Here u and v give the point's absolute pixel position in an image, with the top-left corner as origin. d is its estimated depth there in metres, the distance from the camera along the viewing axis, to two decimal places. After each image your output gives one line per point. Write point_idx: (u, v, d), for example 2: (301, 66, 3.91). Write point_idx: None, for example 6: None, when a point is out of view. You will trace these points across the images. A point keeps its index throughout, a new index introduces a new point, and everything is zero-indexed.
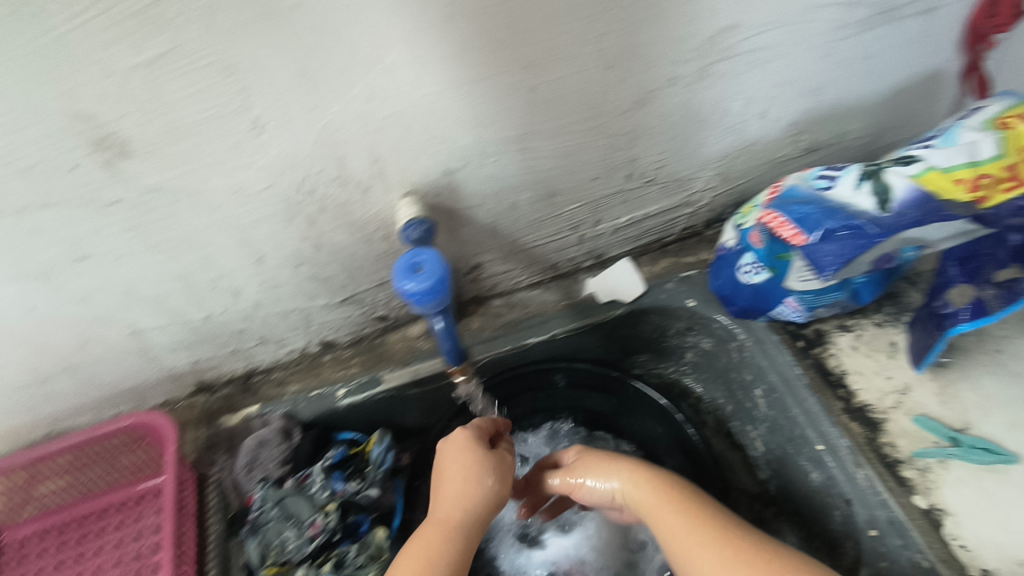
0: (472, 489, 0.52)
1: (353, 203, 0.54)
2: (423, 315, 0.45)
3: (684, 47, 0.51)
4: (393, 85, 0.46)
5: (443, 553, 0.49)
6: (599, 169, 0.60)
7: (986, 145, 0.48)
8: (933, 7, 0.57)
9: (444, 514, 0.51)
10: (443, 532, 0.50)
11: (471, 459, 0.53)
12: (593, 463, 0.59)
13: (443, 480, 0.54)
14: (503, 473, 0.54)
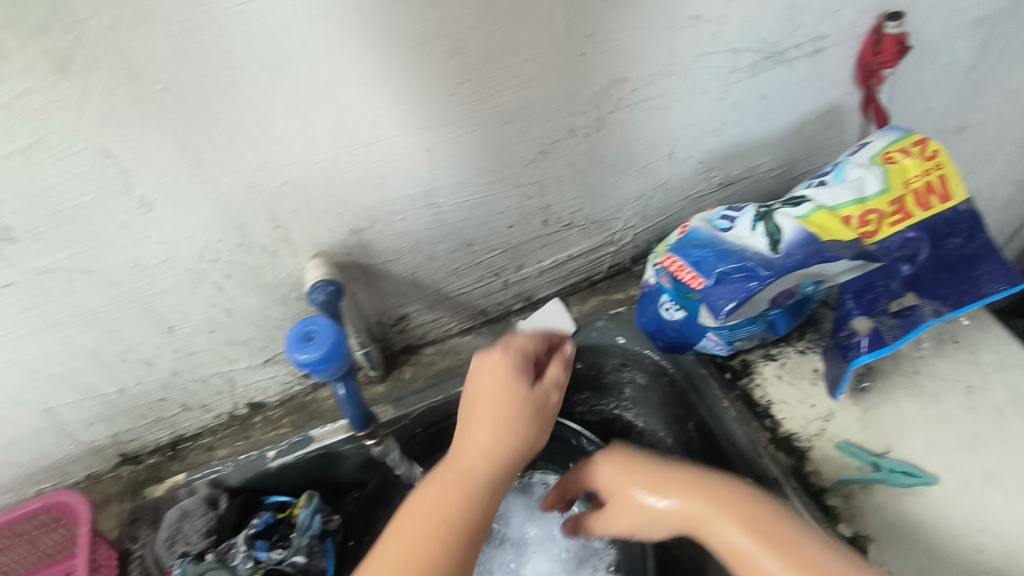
0: (500, 438, 0.46)
1: (261, 268, 0.53)
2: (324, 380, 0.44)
3: (578, 99, 0.53)
4: (285, 154, 0.46)
5: (446, 527, 0.42)
6: (513, 217, 0.61)
7: (869, 184, 0.51)
8: (819, 47, 0.59)
9: (467, 459, 0.46)
10: (458, 491, 0.44)
11: (504, 403, 0.48)
12: (626, 461, 0.52)
13: (473, 412, 0.48)
14: (541, 413, 0.49)
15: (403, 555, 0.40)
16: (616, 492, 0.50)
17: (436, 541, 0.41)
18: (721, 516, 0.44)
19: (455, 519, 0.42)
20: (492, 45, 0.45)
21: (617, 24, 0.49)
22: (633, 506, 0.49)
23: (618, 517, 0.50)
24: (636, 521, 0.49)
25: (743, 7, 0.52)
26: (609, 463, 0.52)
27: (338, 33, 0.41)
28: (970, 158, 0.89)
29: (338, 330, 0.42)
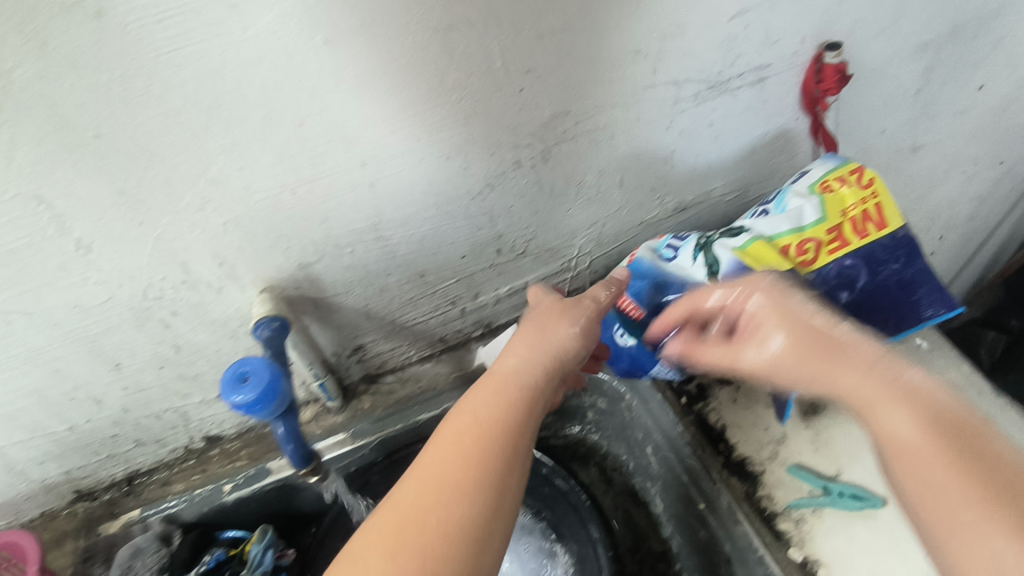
0: (541, 351, 0.51)
1: (208, 303, 0.53)
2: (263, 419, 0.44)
3: (521, 132, 0.53)
4: (224, 193, 0.46)
5: (495, 419, 0.45)
6: (465, 247, 0.61)
7: (807, 213, 0.54)
8: (762, 77, 0.60)
9: (512, 369, 0.50)
10: (504, 391, 0.47)
11: (554, 319, 0.54)
12: (806, 326, 0.46)
13: (525, 327, 0.54)
14: (587, 335, 0.54)
15: (450, 441, 0.43)
16: (766, 318, 0.48)
17: (479, 430, 0.43)
18: (899, 404, 0.40)
19: (503, 414, 0.45)
20: (427, 83, 0.46)
21: (553, 60, 0.49)
22: (823, 366, 0.44)
23: (751, 341, 0.48)
24: (822, 359, 0.44)
25: (680, 41, 0.53)
26: (799, 327, 0.46)
27: (268, 77, 0.41)
28: (925, 175, 0.90)
29: (273, 369, 0.43)
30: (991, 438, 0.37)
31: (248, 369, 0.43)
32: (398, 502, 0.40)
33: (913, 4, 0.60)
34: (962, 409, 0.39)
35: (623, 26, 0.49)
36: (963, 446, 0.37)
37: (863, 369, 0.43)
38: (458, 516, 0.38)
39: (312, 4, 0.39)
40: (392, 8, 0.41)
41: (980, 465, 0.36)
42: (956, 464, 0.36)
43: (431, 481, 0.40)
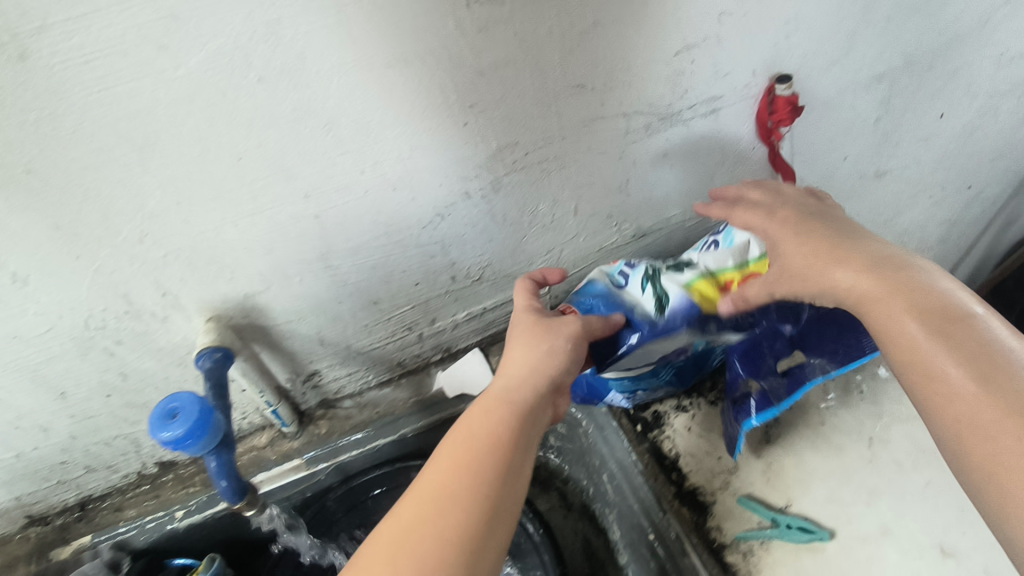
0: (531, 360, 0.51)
1: (154, 332, 0.53)
2: (195, 454, 0.43)
3: (468, 164, 0.53)
4: (163, 226, 0.46)
5: (489, 432, 0.46)
6: (418, 275, 0.61)
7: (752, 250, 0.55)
8: (714, 108, 0.60)
9: (503, 383, 0.50)
10: (496, 403, 0.48)
11: (541, 331, 0.53)
12: (812, 234, 0.50)
13: (515, 340, 0.53)
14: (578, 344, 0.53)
15: (446, 460, 0.44)
16: (782, 243, 0.51)
17: (471, 448, 0.45)
18: (895, 300, 0.43)
19: (491, 428, 0.46)
20: (367, 118, 0.46)
21: (497, 95, 0.49)
22: (823, 267, 0.47)
23: (779, 281, 0.50)
24: (813, 272, 0.48)
25: (626, 75, 0.53)
26: (808, 236, 0.50)
27: (201, 114, 0.41)
28: (891, 200, 0.90)
29: (201, 404, 0.43)
30: (981, 324, 0.41)
31: (176, 406, 0.43)
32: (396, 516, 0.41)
33: (864, 35, 0.61)
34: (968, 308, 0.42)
35: (567, 62, 0.50)
36: (956, 336, 0.40)
37: (855, 273, 0.46)
38: (455, 530, 0.40)
39: (242, 43, 0.38)
40: (326, 47, 0.41)
41: (974, 352, 0.39)
42: (954, 355, 0.40)
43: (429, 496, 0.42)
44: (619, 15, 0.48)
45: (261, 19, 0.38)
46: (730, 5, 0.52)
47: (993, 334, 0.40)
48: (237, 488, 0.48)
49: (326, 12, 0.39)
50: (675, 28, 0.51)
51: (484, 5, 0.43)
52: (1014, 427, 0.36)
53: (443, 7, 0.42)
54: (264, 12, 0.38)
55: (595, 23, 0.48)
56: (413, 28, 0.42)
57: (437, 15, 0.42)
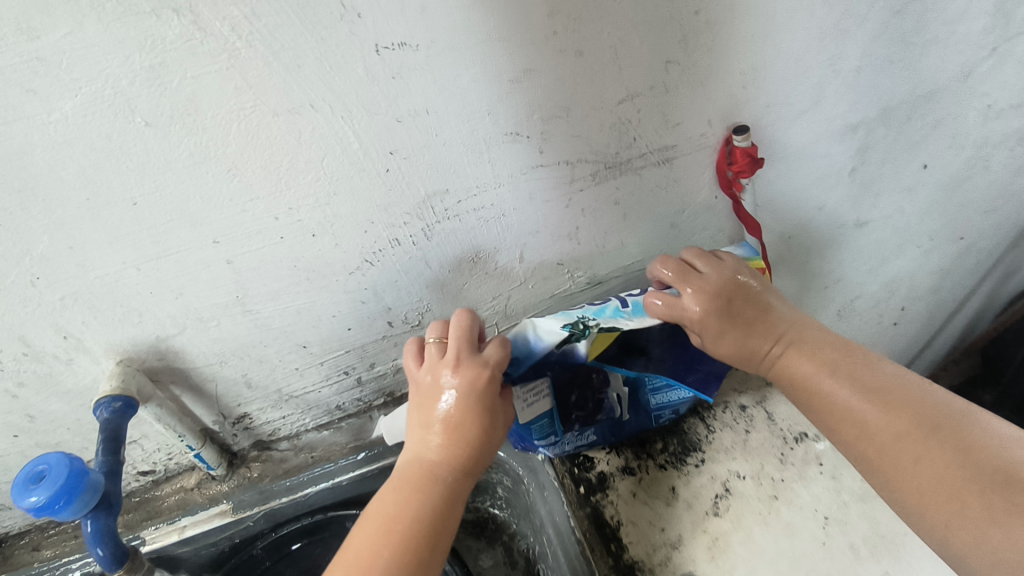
0: (443, 454, 0.47)
1: (59, 374, 0.51)
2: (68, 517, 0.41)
3: (395, 211, 0.51)
4: (58, 270, 0.44)
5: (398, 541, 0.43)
6: (351, 320, 0.59)
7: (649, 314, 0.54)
8: (668, 157, 0.57)
9: (411, 475, 0.47)
10: (405, 498, 0.46)
11: (464, 422, 0.47)
12: (734, 314, 0.53)
13: (426, 423, 0.49)
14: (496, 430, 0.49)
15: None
16: (720, 334, 0.53)
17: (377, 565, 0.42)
18: (805, 360, 0.51)
19: (400, 538, 0.43)
20: (275, 163, 0.43)
21: (419, 142, 0.46)
22: (746, 338, 0.53)
23: (728, 346, 0.53)
24: (749, 352, 0.53)
25: (565, 123, 0.50)
26: (732, 320, 0.53)
27: (86, 158, 0.38)
28: (876, 252, 0.84)
29: (68, 464, 0.40)
30: (867, 361, 0.50)
31: (42, 467, 0.41)
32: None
33: (831, 85, 0.57)
34: (846, 351, 0.51)
35: (496, 110, 0.47)
36: (853, 376, 0.49)
37: (773, 345, 0.53)
38: None
39: (123, 88, 0.36)
40: (220, 92, 0.38)
41: (870, 386, 0.48)
42: (857, 391, 0.48)
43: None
44: (552, 64, 0.45)
45: (142, 63, 0.35)
46: (677, 54, 0.49)
47: (880, 370, 0.49)
48: (116, 556, 0.46)
49: (215, 56, 0.36)
50: (617, 77, 0.48)
51: (396, 52, 0.40)
52: (914, 447, 0.44)
53: (349, 53, 0.39)
54: (145, 56, 0.35)
55: (526, 72, 0.45)
56: (318, 75, 0.40)
57: (343, 61, 0.39)
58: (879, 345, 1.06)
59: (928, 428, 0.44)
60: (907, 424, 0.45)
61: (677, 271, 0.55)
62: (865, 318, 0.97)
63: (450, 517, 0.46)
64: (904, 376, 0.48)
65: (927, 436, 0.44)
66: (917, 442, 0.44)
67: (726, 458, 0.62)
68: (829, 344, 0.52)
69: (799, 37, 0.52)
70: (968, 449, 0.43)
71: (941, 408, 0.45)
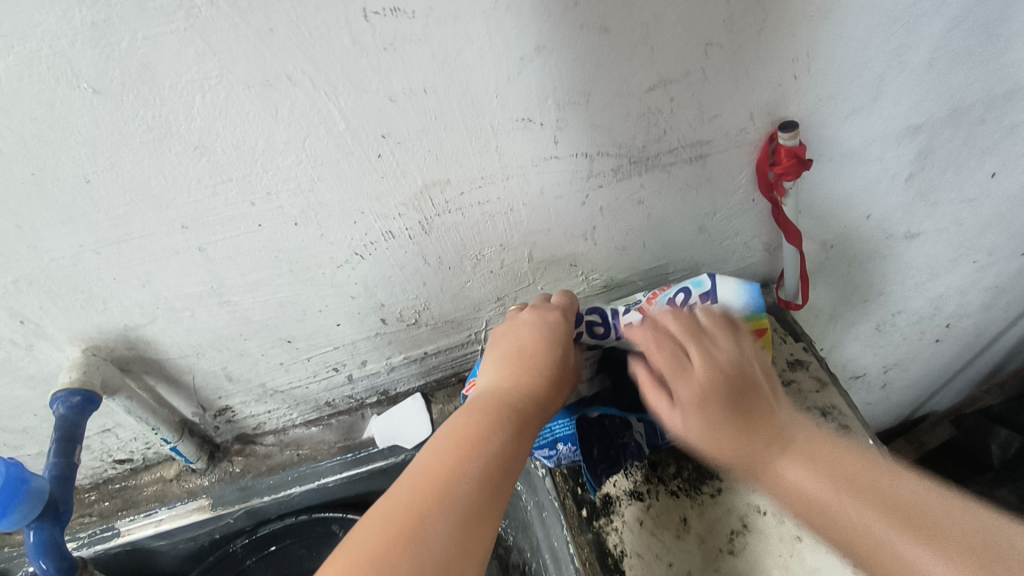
0: (527, 387, 0.47)
1: (19, 359, 0.47)
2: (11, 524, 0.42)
3: (387, 202, 0.45)
4: (6, 252, 0.39)
5: (471, 473, 0.40)
6: (340, 315, 0.54)
7: None
8: (701, 153, 0.51)
9: (488, 405, 0.45)
10: (483, 426, 0.43)
11: (541, 364, 0.48)
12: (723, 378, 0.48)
13: (498, 359, 0.49)
14: (571, 379, 0.50)
15: (416, 504, 0.38)
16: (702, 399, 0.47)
17: (449, 494, 0.39)
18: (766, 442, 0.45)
19: (480, 444, 0.42)
20: (248, 144, 0.38)
21: (416, 126, 0.41)
22: (711, 421, 0.46)
23: (692, 421, 0.47)
24: (717, 441, 0.46)
25: (585, 111, 0.44)
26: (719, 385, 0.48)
27: (27, 128, 0.34)
28: (925, 266, 0.75)
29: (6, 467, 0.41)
30: (851, 454, 0.44)
31: None
32: (364, 539, 0.37)
33: (896, 79, 0.49)
34: (826, 443, 0.45)
35: (504, 93, 0.41)
36: (839, 476, 0.43)
37: (750, 429, 0.46)
38: (443, 534, 0.37)
39: (64, 48, 0.31)
40: (179, 59, 0.33)
41: (839, 473, 0.43)
42: (847, 494, 0.41)
43: (415, 515, 0.38)
44: (571, 40, 0.39)
45: (83, 20, 0.30)
46: (719, 35, 0.42)
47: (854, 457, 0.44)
48: (63, 569, 0.46)
49: (171, 15, 0.31)
50: (647, 60, 0.42)
51: (387, 18, 0.34)
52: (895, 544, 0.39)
53: (331, 19, 0.33)
54: (86, 11, 0.30)
55: (540, 48, 0.39)
56: (294, 42, 0.34)
57: (324, 28, 0.34)
58: (916, 362, 0.98)
59: (936, 534, 0.38)
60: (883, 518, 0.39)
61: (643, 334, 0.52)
62: (906, 334, 0.89)
63: (521, 461, 0.44)
64: (896, 471, 0.42)
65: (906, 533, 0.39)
66: (925, 552, 0.37)
67: (747, 489, 0.56)
68: (812, 436, 0.46)
69: (865, 22, 0.44)
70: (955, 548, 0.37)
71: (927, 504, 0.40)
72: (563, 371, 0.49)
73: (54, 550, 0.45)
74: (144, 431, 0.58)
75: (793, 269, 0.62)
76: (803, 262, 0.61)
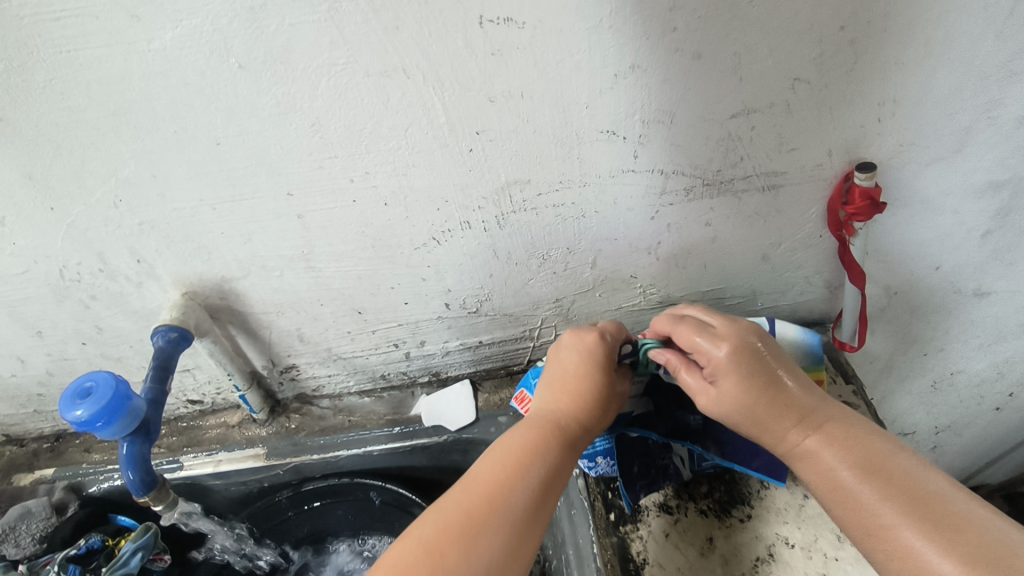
0: (574, 409, 0.49)
1: (128, 294, 0.53)
2: (111, 434, 0.47)
3: (471, 193, 0.49)
4: (139, 197, 0.45)
5: (519, 481, 0.43)
6: (408, 295, 0.58)
7: None
8: (775, 184, 0.52)
9: (534, 423, 0.48)
10: (530, 441, 0.46)
11: (586, 388, 0.50)
12: (743, 350, 0.48)
13: (544, 383, 0.52)
14: (616, 402, 0.52)
15: (467, 506, 0.41)
16: (714, 340, 0.49)
17: (499, 503, 0.41)
18: (784, 418, 0.46)
19: (526, 458, 0.45)
20: (358, 126, 0.42)
21: (509, 126, 0.44)
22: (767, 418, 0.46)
23: (722, 383, 0.47)
24: (761, 415, 0.46)
25: (666, 130, 0.46)
26: (731, 352, 0.47)
27: (178, 92, 0.39)
28: (992, 328, 0.73)
29: (114, 386, 0.46)
30: (859, 460, 0.43)
31: (89, 383, 0.46)
32: (420, 535, 0.40)
33: (983, 133, 0.50)
34: (862, 468, 0.42)
35: (594, 105, 0.44)
36: (837, 449, 0.44)
37: (804, 436, 0.45)
38: (492, 540, 0.40)
39: (222, 25, 0.36)
40: (314, 44, 0.37)
41: (849, 461, 0.43)
42: (863, 489, 0.42)
43: (467, 517, 0.41)
44: (664, 63, 0.41)
45: (243, 3, 0.35)
46: (808, 72, 0.43)
47: (869, 435, 0.44)
48: (145, 481, 0.51)
49: (315, 6, 0.35)
50: (732, 89, 0.44)
51: (499, 26, 0.38)
52: (897, 533, 0.39)
53: (451, 22, 0.37)
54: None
55: (633, 68, 0.41)
56: (415, 40, 0.38)
57: (442, 30, 0.37)
58: (971, 427, 0.95)
59: (864, 478, 0.42)
60: (888, 501, 0.40)
61: (696, 383, 0.49)
62: (962, 395, 0.86)
63: (564, 477, 0.46)
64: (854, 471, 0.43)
65: (910, 531, 0.39)
66: (865, 476, 0.42)
67: (777, 519, 0.57)
68: (801, 398, 0.46)
69: (956, 75, 0.45)
70: (964, 540, 0.37)
71: (938, 491, 0.40)
72: (608, 396, 0.51)
73: (138, 467, 0.50)
74: (219, 377, 0.64)
75: (852, 310, 0.62)
76: (863, 305, 0.61)
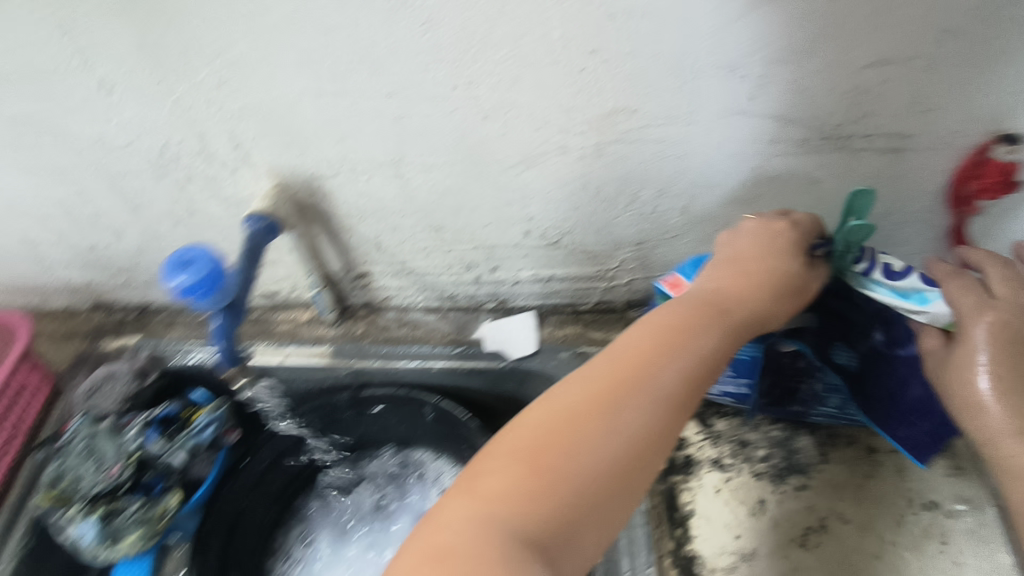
0: (743, 296, 0.44)
1: (221, 180, 0.54)
2: (209, 305, 0.50)
3: (573, 117, 0.47)
4: (244, 80, 0.45)
5: (673, 365, 0.40)
6: (489, 218, 0.57)
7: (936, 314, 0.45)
8: (898, 147, 0.48)
9: (698, 303, 0.44)
10: (688, 322, 0.42)
11: (761, 276, 0.45)
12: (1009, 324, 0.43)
13: (711, 266, 0.47)
14: (800, 295, 0.45)
15: (613, 379, 0.39)
16: (980, 305, 0.43)
17: (645, 382, 0.39)
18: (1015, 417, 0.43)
19: (682, 340, 0.41)
20: (471, 28, 0.41)
21: (626, 47, 0.42)
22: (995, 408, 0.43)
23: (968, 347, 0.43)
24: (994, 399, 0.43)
25: (794, 71, 0.43)
26: (996, 322, 0.43)
27: None
28: None
29: (213, 262, 0.47)
30: None
31: (190, 254, 0.47)
32: (562, 400, 0.39)
33: None
34: None
35: (719, 32, 0.41)
36: None
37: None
38: (637, 417, 0.38)
39: None
40: None
41: None
42: None
43: (612, 390, 0.39)
44: None
45: None
46: (963, 20, 0.39)
47: None
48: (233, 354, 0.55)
49: None
50: (873, 31, 0.40)
51: None
52: None
53: None
54: None
55: None
56: None
57: None
58: None
59: None
60: None
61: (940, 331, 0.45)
62: None
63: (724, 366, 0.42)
64: None
65: None
66: None
67: (835, 494, 0.55)
68: None
69: None
70: None
71: None
72: (789, 290, 0.45)
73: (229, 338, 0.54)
74: (296, 272, 0.67)
75: None
76: None
